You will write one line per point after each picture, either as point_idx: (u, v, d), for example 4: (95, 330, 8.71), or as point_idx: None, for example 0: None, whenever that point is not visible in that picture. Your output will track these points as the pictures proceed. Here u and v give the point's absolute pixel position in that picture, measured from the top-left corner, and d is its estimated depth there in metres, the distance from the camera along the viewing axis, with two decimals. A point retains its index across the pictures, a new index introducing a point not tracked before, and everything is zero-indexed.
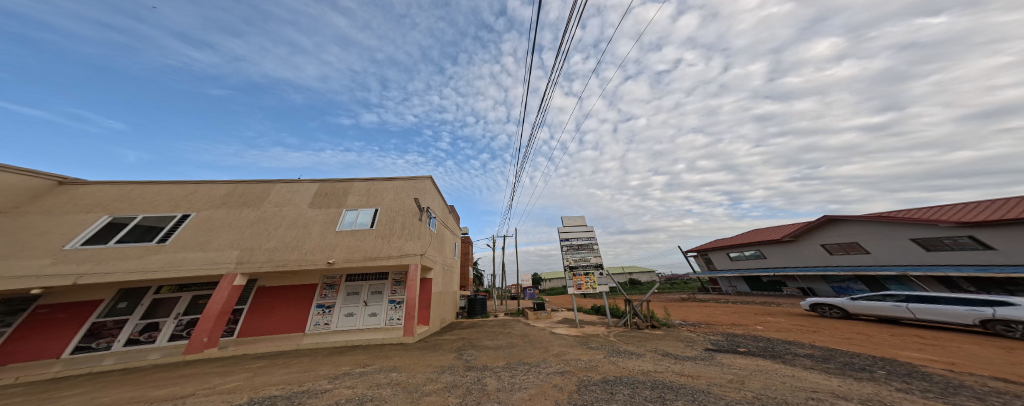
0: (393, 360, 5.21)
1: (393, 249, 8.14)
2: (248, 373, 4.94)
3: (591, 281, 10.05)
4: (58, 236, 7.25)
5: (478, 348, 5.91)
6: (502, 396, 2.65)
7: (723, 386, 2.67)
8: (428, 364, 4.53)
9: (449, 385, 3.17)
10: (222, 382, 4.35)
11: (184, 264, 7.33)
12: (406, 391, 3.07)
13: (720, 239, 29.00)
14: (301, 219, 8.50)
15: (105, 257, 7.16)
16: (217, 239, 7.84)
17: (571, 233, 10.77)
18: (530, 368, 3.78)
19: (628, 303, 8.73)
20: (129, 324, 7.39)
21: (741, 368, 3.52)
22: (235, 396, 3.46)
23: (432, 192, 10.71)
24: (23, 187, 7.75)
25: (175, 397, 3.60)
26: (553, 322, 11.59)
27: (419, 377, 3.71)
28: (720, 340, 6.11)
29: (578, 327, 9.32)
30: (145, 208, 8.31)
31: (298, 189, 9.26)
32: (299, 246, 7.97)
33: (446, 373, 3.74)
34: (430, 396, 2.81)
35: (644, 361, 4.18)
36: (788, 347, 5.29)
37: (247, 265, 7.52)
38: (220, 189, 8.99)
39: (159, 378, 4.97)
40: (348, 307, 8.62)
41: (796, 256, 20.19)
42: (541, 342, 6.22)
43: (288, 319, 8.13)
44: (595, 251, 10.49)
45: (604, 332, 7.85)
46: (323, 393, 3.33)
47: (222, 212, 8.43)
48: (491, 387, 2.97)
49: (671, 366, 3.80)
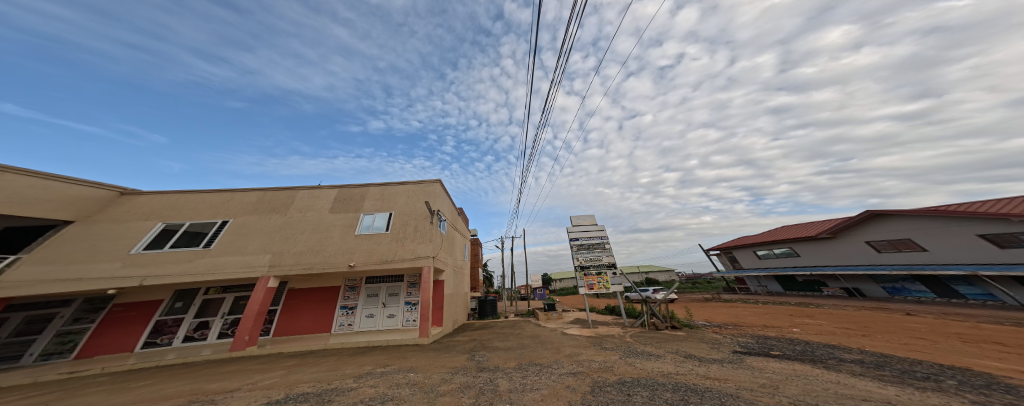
0: (410, 361, 5.31)
1: (407, 252, 8.38)
2: (283, 371, 5.25)
3: (602, 282, 9.70)
4: (125, 241, 8.20)
5: (489, 349, 5.87)
6: (515, 398, 2.62)
7: (754, 391, 2.45)
8: (442, 365, 4.57)
9: (462, 385, 3.17)
10: (262, 379, 4.62)
11: (224, 268, 7.96)
12: (423, 391, 3.12)
13: (745, 237, 27.21)
14: (323, 224, 8.97)
15: (162, 261, 7.94)
16: (252, 243, 8.48)
17: (580, 233, 10.45)
18: (542, 369, 3.67)
19: (644, 303, 8.37)
20: (186, 322, 8.16)
21: (776, 373, 3.20)
22: (276, 391, 3.69)
23: (442, 195, 11.01)
24: (92, 198, 8.81)
25: (224, 390, 3.92)
26: (565, 322, 11.34)
27: (434, 378, 3.73)
28: (750, 342, 5.65)
29: (591, 327, 9.06)
30: (191, 215, 9.14)
31: (319, 194, 9.79)
32: (322, 250, 8.41)
33: (460, 374, 3.74)
34: (444, 397, 2.85)
35: (663, 362, 3.94)
36: (831, 352, 4.77)
37: (278, 268, 8.04)
38: (251, 196, 9.70)
39: (205, 374, 5.38)
40: (369, 308, 8.96)
41: (836, 254, 18.44)
42: (553, 343, 6.06)
43: (317, 320, 8.60)
44: (607, 250, 10.15)
45: (619, 332, 7.52)
46: (349, 391, 3.46)
47: (253, 218, 9.09)
48: (503, 387, 2.93)
49: (696, 368, 3.54)
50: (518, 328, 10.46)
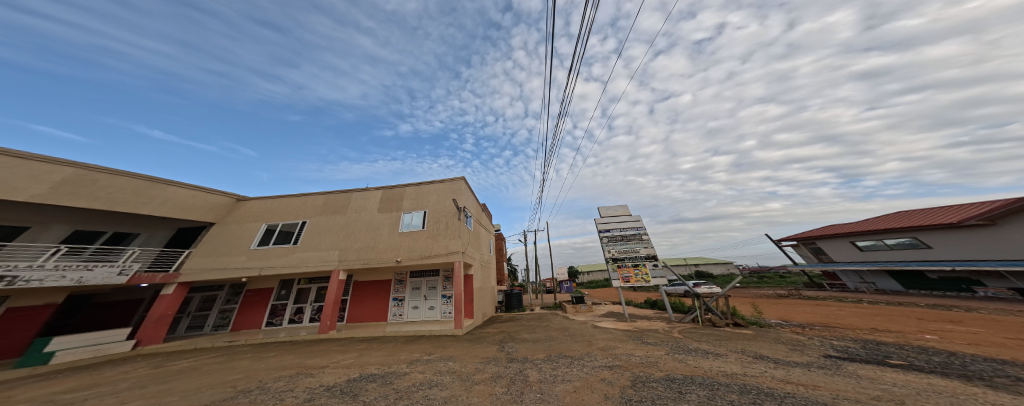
0: (449, 350, 5.62)
1: (441, 247, 8.89)
2: (355, 353, 6.06)
3: (640, 274, 8.82)
4: (246, 239, 10.43)
5: (518, 340, 5.83)
6: (546, 388, 2.50)
7: (862, 403, 1.87)
8: (477, 355, 4.68)
9: (495, 374, 3.16)
10: (342, 359, 5.38)
11: (308, 262, 9.61)
12: (460, 379, 3.21)
13: (838, 225, 21.86)
14: (373, 223, 10.06)
15: (269, 256, 9.94)
16: (324, 241, 10.01)
17: (611, 224, 9.66)
18: (574, 361, 3.45)
19: (696, 297, 7.31)
20: (290, 307, 10.12)
21: (896, 385, 2.43)
22: (351, 371, 4.20)
23: (467, 191, 11.33)
24: (223, 203, 11.17)
25: (319, 366, 4.69)
26: (596, 315, 10.76)
27: (469, 367, 3.84)
28: (850, 347, 4.45)
29: (628, 321, 8.32)
30: (282, 216, 11.04)
31: (368, 196, 11.00)
32: (375, 246, 9.47)
33: (492, 364, 3.76)
34: (479, 385, 2.87)
35: (724, 361, 3.35)
36: (995, 367, 3.43)
37: (346, 263, 9.34)
38: (317, 200, 11.35)
39: (301, 352, 6.51)
40: (414, 300, 9.82)
41: (1001, 245, 13.40)
42: (584, 336, 5.73)
43: (377, 309, 9.75)
44: (644, 241, 9.25)
45: (663, 327, 6.71)
46: (402, 376, 3.73)
47: (322, 219, 10.68)
48: (534, 378, 2.83)
49: (771, 371, 2.89)
50: (548, 320, 10.25)
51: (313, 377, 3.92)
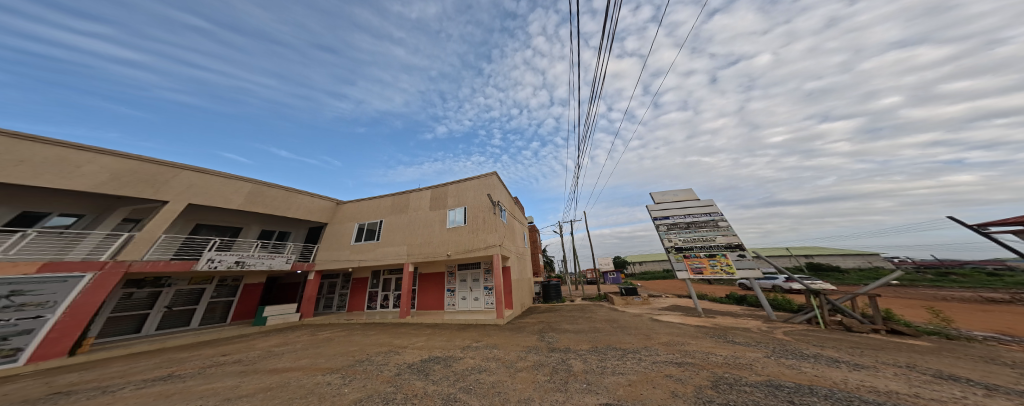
0: (493, 339, 5.55)
1: (481, 241, 9.19)
2: (427, 336, 6.25)
3: (716, 265, 7.34)
4: (344, 237, 11.66)
5: (559, 331, 5.33)
6: (592, 380, 2.25)
7: None
8: (518, 344, 4.48)
9: (537, 363, 2.92)
10: (417, 340, 5.54)
11: (384, 257, 10.53)
12: (505, 365, 3.07)
13: None
14: (426, 220, 10.67)
15: (361, 253, 10.95)
16: (396, 238, 10.71)
17: (670, 210, 8.52)
18: (628, 355, 2.98)
19: (822, 295, 5.54)
20: (380, 295, 11.52)
21: None
22: (417, 352, 4.43)
23: (500, 186, 11.32)
24: (328, 208, 12.18)
25: (399, 347, 4.97)
26: (654, 308, 9.43)
27: (512, 355, 3.69)
28: None
29: (700, 315, 6.92)
30: (366, 216, 11.77)
31: (421, 195, 11.33)
32: (429, 243, 10.14)
33: (535, 353, 3.51)
34: (522, 371, 2.73)
35: (874, 375, 2.31)
36: None
37: (414, 256, 10.06)
38: (385, 201, 11.81)
39: (391, 332, 7.07)
40: (463, 292, 10.29)
41: None
42: (638, 328, 4.96)
43: (435, 299, 10.49)
44: (717, 228, 7.80)
45: (755, 325, 5.26)
46: (454, 360, 3.72)
47: (393, 218, 11.19)
48: (579, 368, 2.54)
49: (971, 396, 1.84)
50: (590, 310, 9.37)
51: (397, 356, 4.23)
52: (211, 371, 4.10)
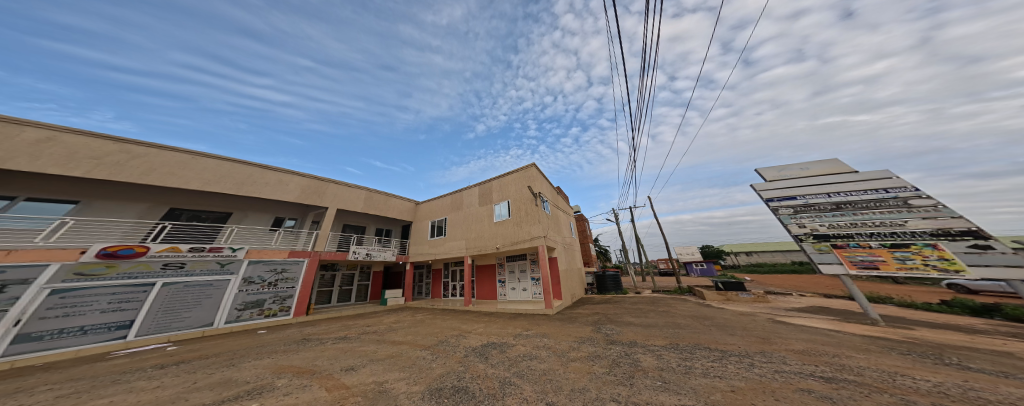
0: (542, 327, 5.08)
1: (525, 233, 8.98)
2: (489, 321, 6.60)
3: (910, 258, 5.00)
4: (422, 234, 13.02)
5: (617, 324, 4.52)
6: (671, 379, 1.81)
7: None
8: (570, 333, 4.06)
9: (592, 354, 2.53)
10: (478, 327, 5.76)
11: (448, 251, 11.38)
12: (555, 355, 2.79)
13: None
14: (475, 216, 10.99)
15: (433, 248, 12.04)
16: (456, 233, 11.41)
17: (796, 191, 6.72)
18: (726, 357, 2.29)
19: None
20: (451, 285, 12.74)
21: None
22: (473, 339, 4.48)
23: (540, 178, 10.82)
24: (412, 208, 13.69)
25: (461, 332, 5.20)
26: (768, 307, 7.08)
27: (564, 344, 3.32)
28: None
29: (862, 322, 4.68)
30: (435, 213, 12.77)
31: (469, 192, 11.71)
32: (479, 237, 10.44)
33: (589, 344, 3.07)
34: (575, 362, 2.42)
35: None
36: None
37: (472, 249, 10.41)
38: (445, 200, 12.58)
39: (457, 318, 7.56)
40: (512, 282, 10.42)
41: None
42: (745, 329, 3.73)
43: (488, 288, 10.98)
44: (889, 210, 5.69)
45: (1005, 346, 3.07)
46: (502, 348, 3.58)
47: (454, 215, 11.76)
48: (649, 364, 2.11)
49: None
50: (667, 304, 7.79)
51: (466, 339, 4.49)
52: (361, 336, 5.48)
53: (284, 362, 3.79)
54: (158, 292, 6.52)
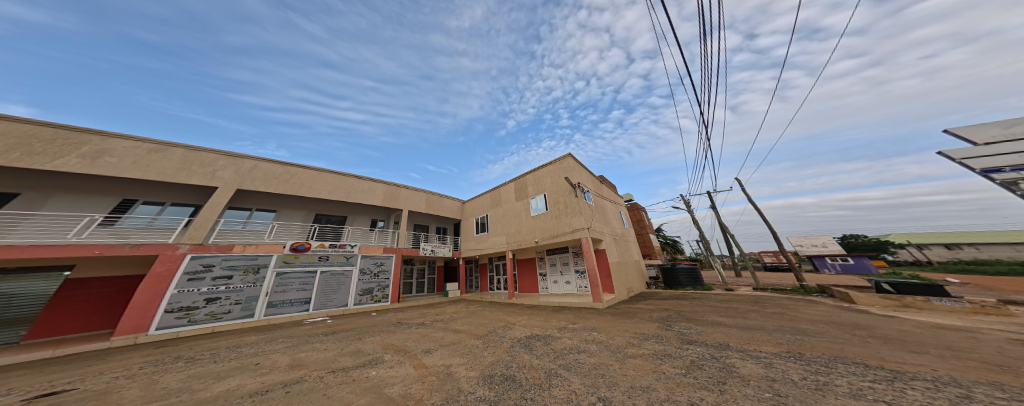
0: (591, 321, 4.86)
1: (565, 226, 8.75)
2: (541, 313, 6.72)
3: None
4: (467, 230, 13.80)
5: (698, 322, 4.65)
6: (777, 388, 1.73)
7: None
8: (626, 329, 4.04)
9: (659, 353, 2.55)
10: (524, 318, 5.69)
11: (490, 246, 11.73)
12: (609, 350, 2.77)
13: None
14: (512, 211, 11.07)
15: (477, 243, 12.64)
16: (495, 229, 11.66)
17: None
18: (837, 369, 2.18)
19: None
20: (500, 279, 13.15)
21: None
22: (517, 330, 4.42)
23: (578, 168, 10.23)
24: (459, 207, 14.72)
25: (504, 324, 5.14)
26: (918, 312, 5.44)
27: (619, 339, 3.28)
28: None
29: None
30: (476, 210, 13.38)
31: (505, 188, 11.86)
32: (517, 231, 10.50)
33: (651, 343, 3.07)
34: (634, 359, 2.35)
35: None
36: None
37: (513, 244, 10.47)
38: (484, 197, 13.13)
39: (504, 310, 7.52)
40: (554, 275, 10.30)
41: None
42: (968, 361, 2.34)
43: (529, 280, 11.01)
44: None
45: None
46: (549, 339, 3.53)
47: (493, 211, 12.06)
48: (746, 373, 2.04)
49: None
50: (796, 309, 5.92)
51: (512, 330, 4.46)
52: (434, 323, 6.02)
53: (387, 341, 4.48)
54: (320, 278, 9.08)
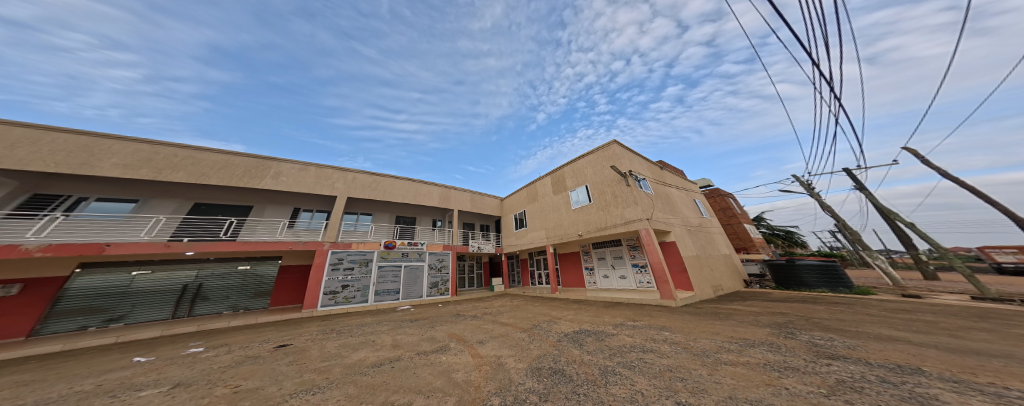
0: (660, 320, 4.38)
1: (617, 217, 7.95)
2: (598, 307, 6.20)
3: None
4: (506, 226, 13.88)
5: (830, 331, 3.62)
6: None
7: None
8: (708, 333, 3.58)
9: (766, 363, 2.27)
10: (574, 313, 5.23)
11: (529, 242, 11.40)
12: (692, 353, 2.57)
13: None
14: (552, 205, 10.58)
15: (516, 239, 12.54)
16: (533, 225, 11.29)
17: None
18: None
19: None
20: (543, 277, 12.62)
21: None
22: (567, 325, 4.09)
23: (627, 154, 9.17)
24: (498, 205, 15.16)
25: (551, 318, 4.77)
26: None
27: (702, 343, 2.99)
28: None
29: None
30: (513, 206, 13.36)
31: (542, 182, 11.52)
32: (557, 226, 9.94)
33: (753, 351, 2.69)
34: (733, 367, 2.15)
35: None
36: None
37: (555, 239, 9.86)
38: (521, 194, 13.08)
39: (550, 304, 6.98)
40: (603, 269, 9.33)
41: None
42: None
43: (574, 275, 10.23)
44: None
45: None
46: (609, 336, 3.24)
47: (531, 206, 11.81)
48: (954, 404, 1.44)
49: None
50: None
51: (558, 325, 4.12)
52: (485, 316, 6.05)
53: (452, 330, 4.70)
54: (405, 272, 10.62)
